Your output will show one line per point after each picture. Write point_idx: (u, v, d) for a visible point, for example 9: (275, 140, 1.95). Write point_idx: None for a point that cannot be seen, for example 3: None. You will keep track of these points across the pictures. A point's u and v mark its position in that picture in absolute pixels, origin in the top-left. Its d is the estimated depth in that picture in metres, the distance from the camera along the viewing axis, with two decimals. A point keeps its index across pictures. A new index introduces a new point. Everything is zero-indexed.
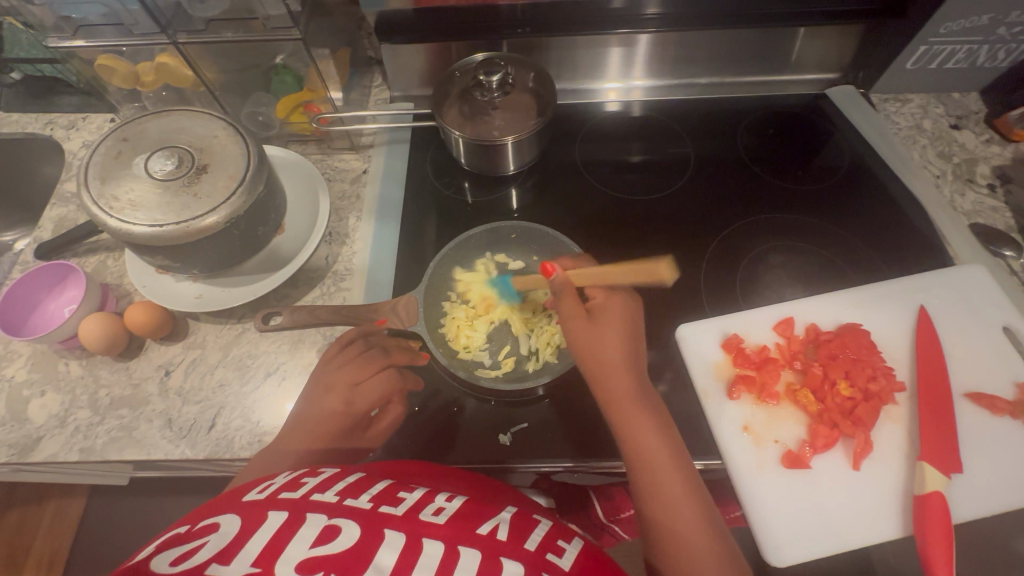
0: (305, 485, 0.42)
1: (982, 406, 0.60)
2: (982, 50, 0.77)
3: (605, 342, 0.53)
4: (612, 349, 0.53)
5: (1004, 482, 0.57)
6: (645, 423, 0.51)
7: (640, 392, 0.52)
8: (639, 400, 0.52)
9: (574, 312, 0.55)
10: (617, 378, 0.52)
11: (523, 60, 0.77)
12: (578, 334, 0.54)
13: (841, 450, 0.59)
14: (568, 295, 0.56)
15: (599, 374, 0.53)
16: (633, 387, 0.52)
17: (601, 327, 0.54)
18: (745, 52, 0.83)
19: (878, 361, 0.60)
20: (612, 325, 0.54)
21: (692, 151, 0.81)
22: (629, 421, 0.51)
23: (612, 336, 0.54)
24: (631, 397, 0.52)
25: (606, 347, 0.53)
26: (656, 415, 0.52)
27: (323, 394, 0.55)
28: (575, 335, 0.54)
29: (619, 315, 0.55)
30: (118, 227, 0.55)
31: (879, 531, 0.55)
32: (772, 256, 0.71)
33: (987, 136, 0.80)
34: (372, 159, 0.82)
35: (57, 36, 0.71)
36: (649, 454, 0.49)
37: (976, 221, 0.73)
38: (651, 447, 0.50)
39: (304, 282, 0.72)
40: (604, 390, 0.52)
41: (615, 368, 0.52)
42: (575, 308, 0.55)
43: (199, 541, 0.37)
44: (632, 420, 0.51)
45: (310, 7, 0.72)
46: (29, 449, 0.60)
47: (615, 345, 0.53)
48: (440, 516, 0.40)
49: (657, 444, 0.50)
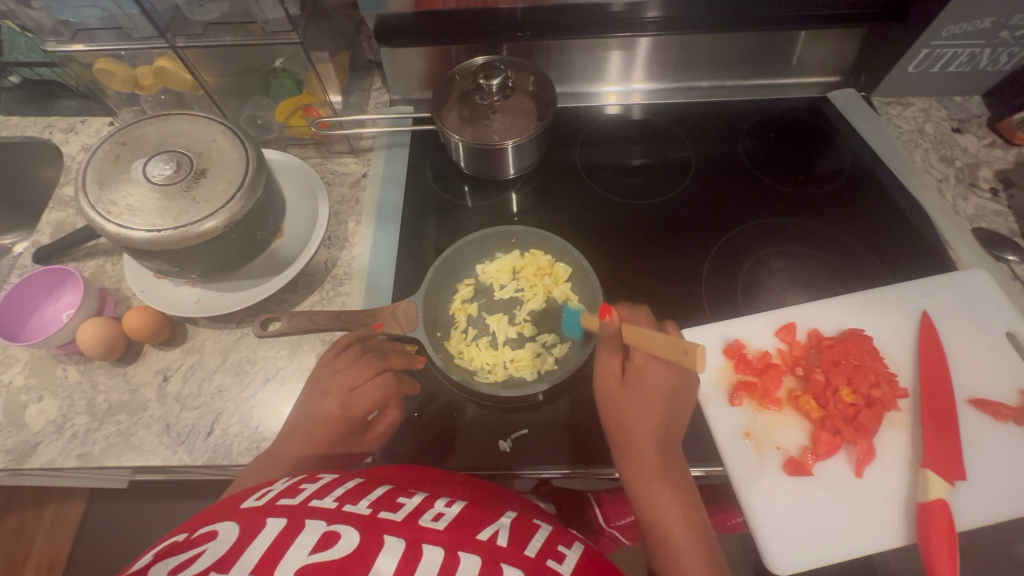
0: (305, 491, 0.41)
1: (985, 413, 0.60)
2: (984, 53, 0.77)
3: (632, 410, 0.52)
4: (639, 414, 0.52)
5: (1008, 490, 0.56)
6: (668, 498, 0.49)
7: (666, 466, 0.51)
8: (665, 473, 0.50)
9: (611, 371, 0.54)
10: (642, 446, 0.51)
11: (523, 64, 0.77)
12: (612, 397, 0.53)
13: (843, 457, 0.58)
14: (607, 352, 0.54)
15: (626, 441, 0.52)
16: (659, 460, 0.51)
17: (634, 393, 0.53)
18: (746, 55, 0.83)
19: (880, 367, 0.60)
20: (645, 389, 0.54)
21: (693, 155, 0.81)
22: (653, 497, 0.49)
23: (644, 400, 0.53)
24: (655, 469, 0.50)
25: (634, 414, 0.52)
26: (680, 487, 0.50)
27: (320, 398, 0.55)
28: (606, 396, 0.54)
29: (654, 381, 0.54)
30: (115, 232, 0.55)
31: (880, 539, 0.54)
32: (773, 260, 0.71)
33: (990, 140, 0.80)
34: (371, 163, 0.82)
35: (55, 39, 0.70)
36: (669, 531, 0.48)
37: (979, 226, 0.72)
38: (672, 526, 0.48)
39: (302, 287, 0.72)
40: (628, 458, 0.51)
41: (642, 437, 0.51)
42: (613, 367, 0.54)
43: (197, 550, 0.36)
44: (655, 494, 0.49)
45: (309, 11, 0.71)
46: (26, 455, 0.60)
47: (645, 412, 0.53)
48: (440, 521, 0.40)
49: (678, 522, 0.48)
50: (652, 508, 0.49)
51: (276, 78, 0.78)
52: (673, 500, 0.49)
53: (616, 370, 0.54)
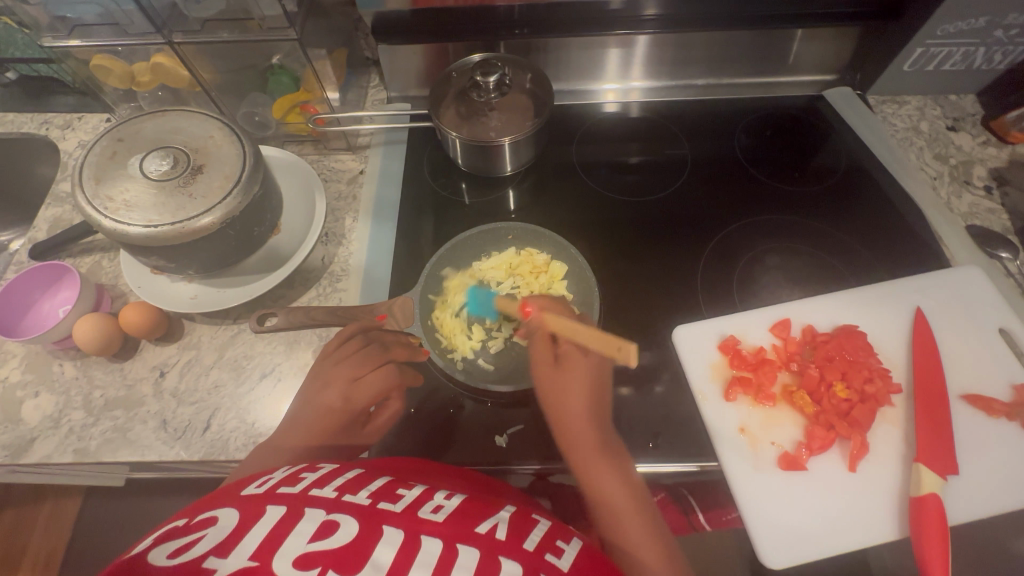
0: (305, 480, 0.42)
1: (978, 408, 0.60)
2: (979, 52, 0.77)
3: (564, 393, 0.55)
4: (575, 404, 0.54)
5: (1000, 485, 0.56)
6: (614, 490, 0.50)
7: (610, 455, 0.52)
8: (603, 450, 0.52)
9: (544, 361, 0.57)
10: (578, 426, 0.53)
11: (520, 61, 0.77)
12: (547, 384, 0.56)
13: (837, 452, 0.59)
14: (538, 339, 0.58)
15: (563, 423, 0.54)
16: (600, 449, 0.53)
17: (564, 378, 0.56)
18: (742, 53, 0.83)
19: (874, 363, 0.60)
20: (575, 375, 0.56)
21: (689, 153, 0.81)
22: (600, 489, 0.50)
23: (578, 385, 0.55)
24: (598, 461, 0.52)
25: (568, 397, 0.55)
26: (618, 461, 0.52)
27: (321, 389, 0.55)
28: (543, 381, 0.56)
29: (584, 366, 0.57)
30: (112, 227, 0.55)
31: (875, 534, 0.55)
32: (768, 257, 0.71)
33: (984, 138, 0.80)
34: (368, 160, 0.82)
35: (52, 35, 0.70)
36: (612, 503, 0.50)
37: (973, 223, 0.73)
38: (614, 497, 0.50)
39: (299, 283, 0.72)
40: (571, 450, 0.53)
41: (576, 419, 0.54)
42: (545, 354, 0.58)
43: (198, 534, 0.36)
44: (595, 471, 0.51)
45: (306, 8, 0.72)
46: (22, 450, 0.60)
47: (575, 398, 0.55)
48: (439, 513, 0.40)
49: (620, 494, 0.50)
50: (594, 484, 0.51)
51: (273, 75, 0.78)
52: (612, 474, 0.51)
53: (548, 359, 0.58)
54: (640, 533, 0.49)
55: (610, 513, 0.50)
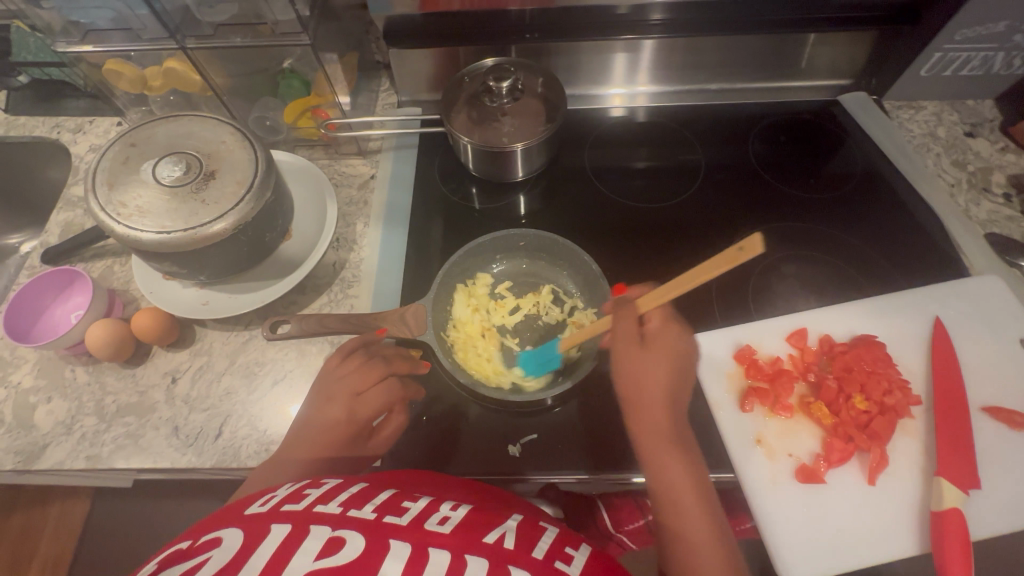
0: (309, 496, 0.41)
1: (999, 421, 0.59)
2: (997, 57, 0.76)
3: (647, 372, 0.54)
4: (656, 380, 0.54)
5: (1022, 499, 0.56)
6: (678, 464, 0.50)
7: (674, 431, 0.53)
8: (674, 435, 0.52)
9: (630, 333, 0.55)
10: (655, 414, 0.53)
11: (533, 66, 0.76)
12: (628, 360, 0.54)
13: (855, 465, 0.58)
14: (628, 318, 0.56)
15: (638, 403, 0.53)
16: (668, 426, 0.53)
17: (649, 355, 0.55)
18: (754, 57, 0.83)
19: (893, 374, 0.59)
20: (661, 354, 0.56)
21: (702, 159, 0.81)
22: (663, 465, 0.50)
23: (659, 367, 0.55)
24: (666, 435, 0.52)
25: (650, 378, 0.54)
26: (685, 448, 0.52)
27: (325, 403, 0.55)
28: (625, 360, 0.55)
29: (666, 347, 0.56)
30: (125, 233, 0.55)
31: (894, 548, 0.54)
32: (784, 266, 0.71)
33: (1003, 144, 0.79)
34: (379, 165, 0.82)
35: (64, 40, 0.70)
36: (679, 494, 0.49)
37: (991, 231, 0.72)
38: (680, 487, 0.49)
39: (311, 289, 0.72)
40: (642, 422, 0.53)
41: (655, 399, 0.53)
42: (632, 330, 0.55)
43: (201, 557, 0.36)
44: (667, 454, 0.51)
45: (319, 12, 0.71)
46: (35, 456, 0.60)
47: (656, 377, 0.54)
48: (445, 525, 0.40)
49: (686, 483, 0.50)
50: (663, 470, 0.50)
51: (285, 79, 0.78)
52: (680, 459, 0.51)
53: (634, 332, 0.55)
54: (701, 522, 0.48)
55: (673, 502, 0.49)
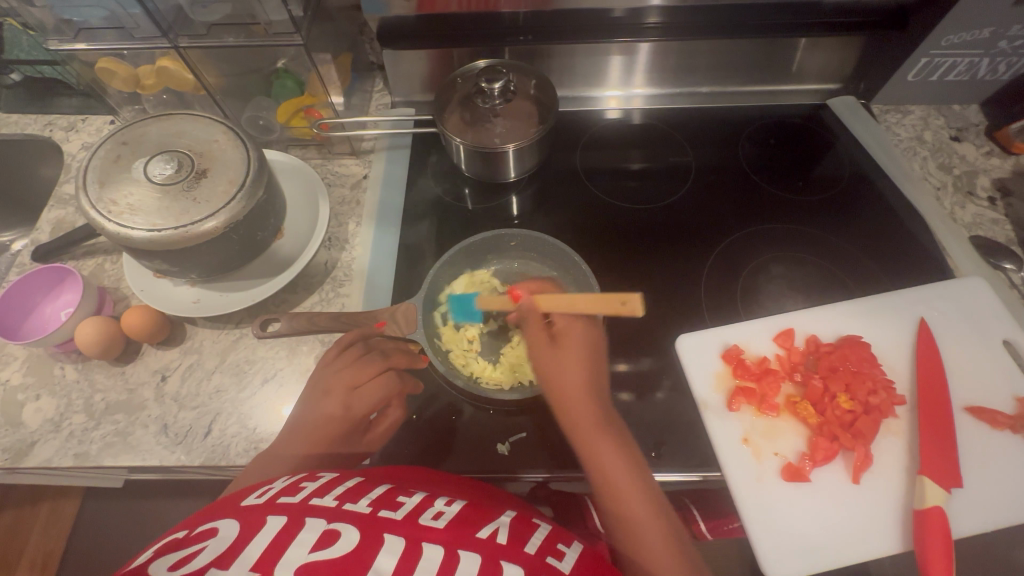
0: (305, 489, 0.41)
1: (982, 420, 0.60)
2: (983, 63, 0.77)
3: (563, 368, 0.56)
4: (570, 374, 0.55)
5: (1005, 497, 0.56)
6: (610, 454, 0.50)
7: (604, 420, 0.53)
8: (600, 424, 0.52)
9: (538, 338, 0.58)
10: (578, 409, 0.53)
11: (525, 68, 0.77)
12: (542, 361, 0.57)
13: (841, 464, 0.58)
14: (533, 322, 0.59)
15: (562, 399, 0.54)
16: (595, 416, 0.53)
17: (561, 352, 0.57)
18: (746, 62, 0.84)
19: (879, 375, 0.60)
20: (572, 350, 0.57)
21: (693, 160, 0.81)
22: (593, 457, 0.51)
23: (573, 362, 0.56)
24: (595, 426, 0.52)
25: (566, 373, 0.55)
26: (615, 435, 0.52)
27: (322, 397, 0.55)
28: (537, 363, 0.57)
29: (579, 341, 0.57)
30: (116, 231, 0.55)
31: (878, 546, 0.54)
32: (773, 267, 0.71)
33: (988, 149, 0.80)
34: (372, 165, 0.82)
35: (57, 38, 0.71)
36: (615, 484, 0.49)
37: (976, 234, 0.73)
38: (614, 475, 0.50)
39: (302, 288, 0.72)
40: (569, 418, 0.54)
41: (576, 394, 0.54)
42: (540, 334, 0.58)
43: (198, 546, 0.36)
44: (594, 443, 0.51)
45: (312, 13, 0.72)
46: (23, 453, 0.60)
47: (572, 373, 0.55)
48: (439, 520, 0.40)
49: (620, 470, 0.50)
50: (596, 462, 0.50)
51: (278, 79, 0.79)
52: (611, 446, 0.51)
53: (542, 336, 0.58)
54: (640, 504, 0.48)
55: (610, 491, 0.49)
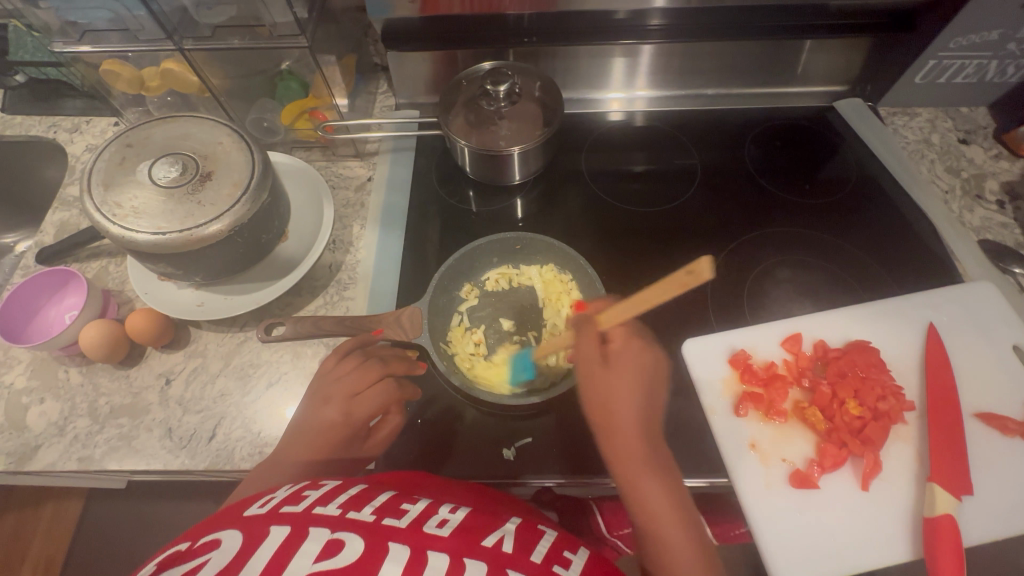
0: (308, 498, 0.41)
1: (992, 427, 0.59)
2: (991, 65, 0.77)
3: (615, 390, 0.51)
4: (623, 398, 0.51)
5: (1015, 505, 0.56)
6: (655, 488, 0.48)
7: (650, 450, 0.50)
8: (647, 453, 0.49)
9: (591, 354, 0.52)
10: (626, 438, 0.50)
11: (530, 70, 0.77)
12: (591, 380, 0.52)
13: (849, 470, 0.58)
14: (587, 336, 0.53)
15: (608, 422, 0.51)
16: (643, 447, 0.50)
17: (614, 373, 0.52)
18: (751, 64, 0.83)
19: (887, 380, 0.59)
20: (625, 371, 0.52)
21: (698, 163, 0.81)
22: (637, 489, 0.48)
23: (626, 385, 0.51)
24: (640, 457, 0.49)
25: (617, 396, 0.51)
26: (661, 464, 0.50)
27: (322, 405, 0.54)
28: (588, 381, 0.52)
29: (634, 362, 0.53)
30: (120, 234, 0.55)
31: (887, 554, 0.54)
32: (779, 270, 0.71)
33: (996, 151, 0.80)
34: (376, 167, 0.82)
35: (62, 40, 0.71)
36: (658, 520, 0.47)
37: (984, 237, 0.72)
38: (656, 509, 0.47)
39: (306, 291, 0.72)
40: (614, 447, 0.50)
41: (624, 420, 0.50)
42: (593, 351, 0.52)
43: (201, 558, 0.36)
44: (637, 473, 0.48)
45: (317, 15, 0.71)
46: (27, 457, 0.59)
47: (624, 397, 0.51)
48: (444, 527, 0.39)
49: (663, 503, 0.48)
50: (638, 494, 0.48)
51: (282, 81, 0.78)
52: (655, 477, 0.48)
53: (596, 353, 0.53)
54: (681, 543, 0.46)
55: (650, 524, 0.47)
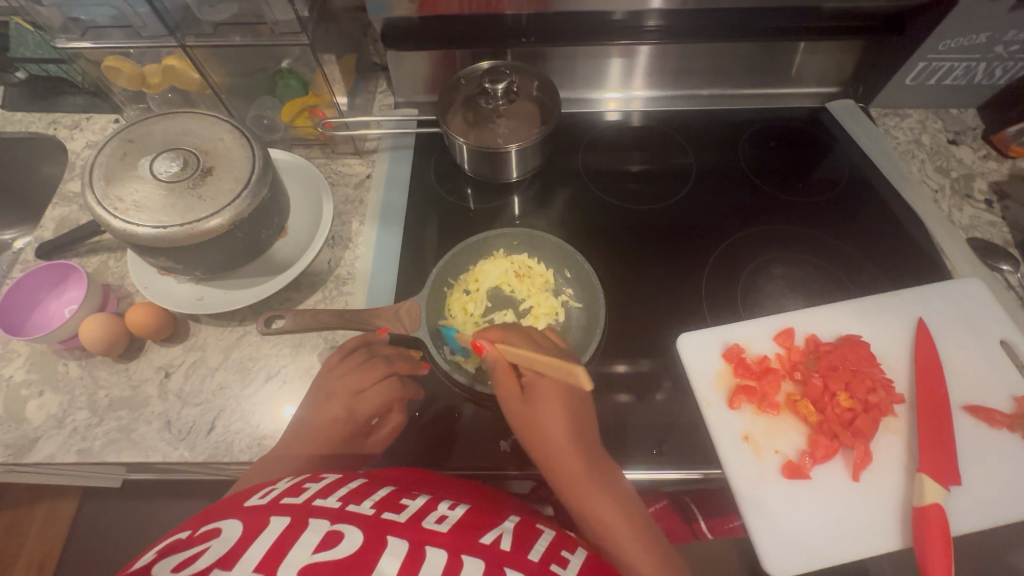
0: (309, 491, 0.42)
1: (980, 419, 0.61)
2: (980, 67, 0.78)
3: (544, 421, 0.51)
4: (549, 429, 0.51)
5: (1002, 495, 0.57)
6: (604, 506, 0.48)
7: (593, 468, 0.50)
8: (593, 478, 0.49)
9: (510, 393, 0.54)
10: (564, 463, 0.50)
11: (528, 69, 0.78)
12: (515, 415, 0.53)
13: (841, 461, 0.59)
14: (501, 371, 0.55)
15: (545, 454, 0.51)
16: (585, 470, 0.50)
17: (534, 406, 0.52)
18: (745, 65, 0.84)
19: (878, 373, 0.61)
20: (543, 402, 0.52)
21: (694, 162, 0.82)
22: (589, 510, 0.48)
23: (549, 416, 0.51)
24: (584, 478, 0.49)
25: (548, 430, 0.51)
26: (610, 485, 0.50)
27: (325, 400, 0.55)
28: (513, 418, 0.53)
29: (552, 391, 0.52)
30: (121, 228, 0.55)
31: (877, 543, 0.55)
32: (773, 267, 0.72)
33: (985, 152, 0.81)
34: (375, 164, 0.83)
35: (64, 37, 0.71)
36: (612, 532, 0.47)
37: (974, 236, 0.74)
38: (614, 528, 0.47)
39: (306, 286, 0.72)
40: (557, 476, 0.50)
41: (560, 449, 0.50)
42: (510, 388, 0.54)
43: (201, 546, 0.37)
44: (587, 495, 0.48)
45: (317, 13, 0.72)
46: (25, 450, 0.60)
47: (552, 424, 0.51)
48: (443, 524, 0.40)
49: (621, 526, 0.47)
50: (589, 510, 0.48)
51: (282, 79, 0.79)
52: (605, 499, 0.48)
53: (514, 390, 0.54)
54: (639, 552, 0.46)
55: (614, 548, 0.47)
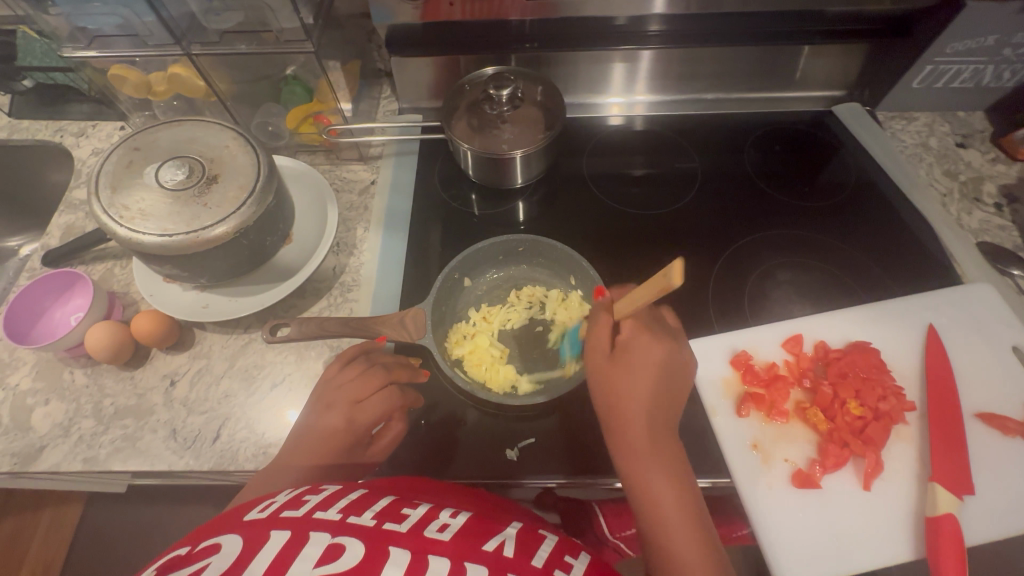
0: (309, 503, 0.41)
1: (992, 427, 0.60)
2: (987, 70, 0.78)
3: (627, 384, 0.48)
4: (635, 395, 0.48)
5: (1016, 505, 0.56)
6: (661, 482, 0.46)
7: (661, 441, 0.48)
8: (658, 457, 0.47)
9: (598, 347, 0.51)
10: (639, 431, 0.47)
11: (532, 74, 0.78)
12: (600, 374, 0.50)
13: (851, 470, 0.58)
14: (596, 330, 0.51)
15: (620, 419, 0.48)
16: (654, 441, 0.48)
17: (624, 368, 0.49)
18: (751, 68, 0.84)
19: (888, 381, 0.60)
20: (637, 366, 0.49)
21: (699, 166, 0.82)
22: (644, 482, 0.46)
23: (639, 381, 0.48)
24: (650, 448, 0.47)
25: (631, 395, 0.48)
26: (675, 462, 0.48)
27: (324, 411, 0.54)
28: (597, 378, 0.50)
29: (649, 357, 0.49)
30: (127, 236, 0.55)
31: (891, 553, 0.54)
32: (779, 272, 0.72)
33: (993, 155, 0.81)
34: (380, 170, 0.83)
35: (71, 45, 0.72)
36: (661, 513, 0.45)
37: (983, 240, 0.73)
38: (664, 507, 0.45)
39: (310, 293, 0.72)
40: (622, 443, 0.48)
41: (637, 417, 0.48)
42: (601, 345, 0.51)
43: (201, 562, 0.36)
44: (646, 468, 0.47)
45: (322, 21, 0.73)
46: (32, 458, 0.60)
47: (637, 389, 0.48)
48: (445, 532, 0.40)
49: (676, 515, 0.45)
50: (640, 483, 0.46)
51: (287, 85, 0.79)
52: (664, 473, 0.47)
53: (604, 345, 0.51)
54: (684, 533, 0.45)
55: (662, 531, 0.45)
